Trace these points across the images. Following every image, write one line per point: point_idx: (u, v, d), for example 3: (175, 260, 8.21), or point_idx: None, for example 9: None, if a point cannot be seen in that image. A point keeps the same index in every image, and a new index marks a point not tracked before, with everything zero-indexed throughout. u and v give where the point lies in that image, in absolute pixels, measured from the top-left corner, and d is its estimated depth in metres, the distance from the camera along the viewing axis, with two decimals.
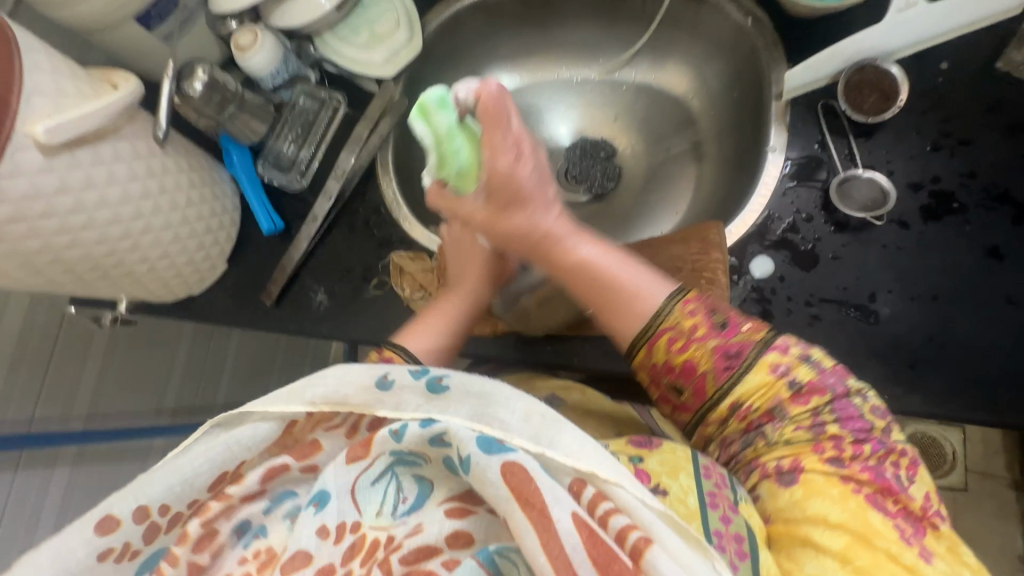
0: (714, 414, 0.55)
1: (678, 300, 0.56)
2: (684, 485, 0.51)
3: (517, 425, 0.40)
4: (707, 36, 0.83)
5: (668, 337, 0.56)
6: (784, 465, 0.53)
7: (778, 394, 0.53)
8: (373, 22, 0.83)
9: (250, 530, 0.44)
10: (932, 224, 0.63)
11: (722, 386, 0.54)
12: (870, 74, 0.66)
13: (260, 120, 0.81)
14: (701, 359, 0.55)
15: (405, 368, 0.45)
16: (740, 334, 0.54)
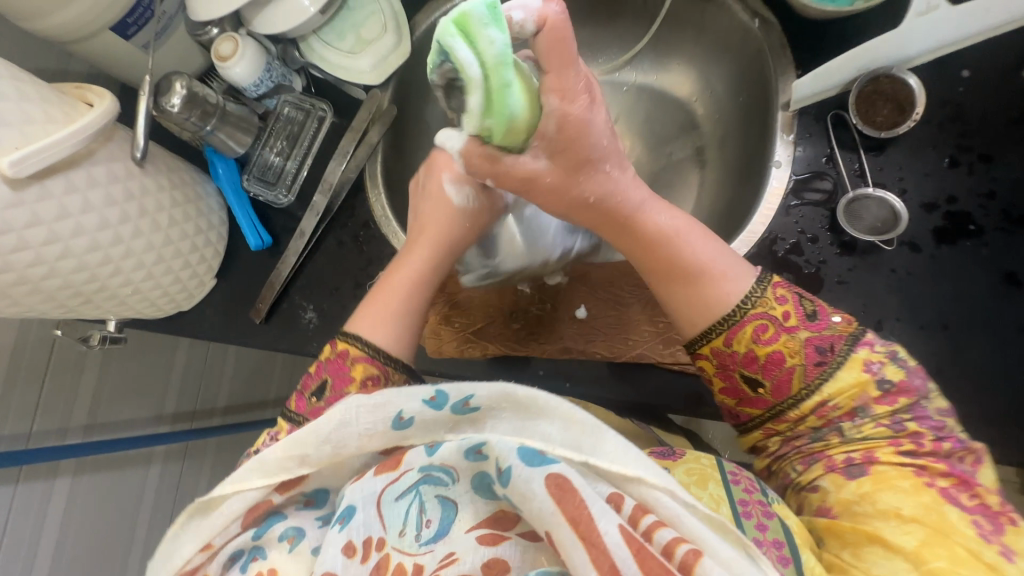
0: (794, 412, 0.54)
1: (768, 284, 0.55)
2: (714, 494, 0.52)
3: (558, 435, 0.41)
4: (712, 36, 0.78)
5: (756, 326, 0.54)
6: (854, 457, 0.51)
7: (863, 392, 0.52)
8: (359, 26, 0.79)
9: (246, 556, 0.45)
10: (945, 247, 0.60)
11: (808, 383, 0.53)
12: (884, 84, 0.62)
13: (244, 131, 0.78)
14: (790, 353, 0.53)
15: (422, 397, 0.43)
16: (831, 329, 0.53)
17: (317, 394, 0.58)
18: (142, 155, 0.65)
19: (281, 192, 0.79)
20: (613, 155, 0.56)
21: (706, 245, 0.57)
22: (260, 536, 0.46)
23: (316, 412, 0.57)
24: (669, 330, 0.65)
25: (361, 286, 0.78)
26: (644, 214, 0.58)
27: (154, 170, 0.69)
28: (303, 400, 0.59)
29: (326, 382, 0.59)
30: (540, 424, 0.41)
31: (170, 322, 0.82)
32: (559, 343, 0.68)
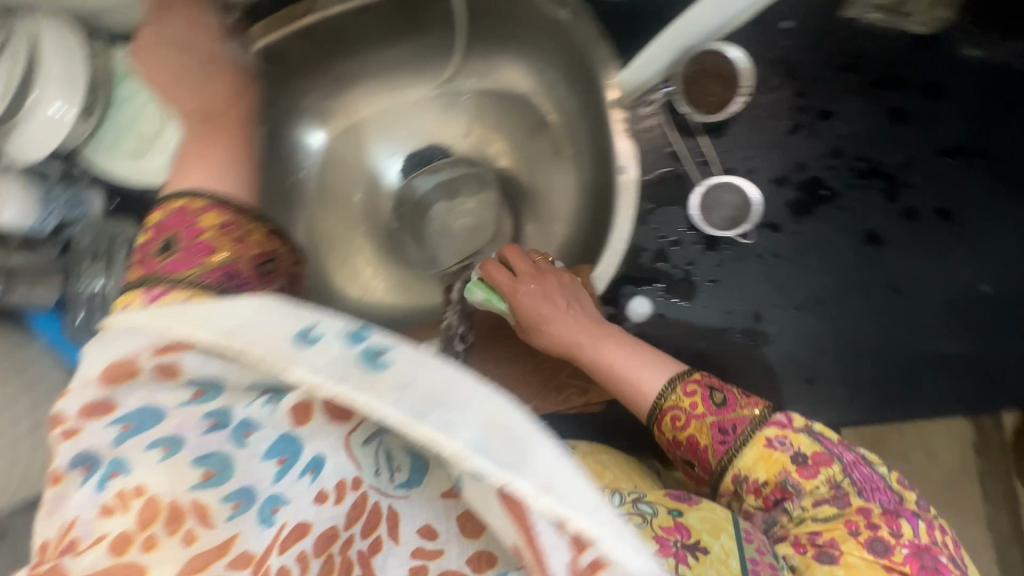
0: (724, 487, 0.50)
1: (678, 383, 0.52)
2: (726, 547, 0.45)
3: (479, 444, 0.25)
4: (533, 29, 0.70)
5: (671, 417, 0.51)
6: (818, 538, 0.45)
7: (785, 467, 0.48)
8: (137, 121, 0.69)
9: (102, 471, 0.30)
10: (805, 220, 0.57)
11: (722, 462, 0.50)
12: (704, 61, 0.57)
13: (43, 279, 0.67)
14: (701, 436, 0.50)
15: (337, 326, 0.29)
16: (736, 411, 0.50)
17: (165, 251, 0.49)
18: None
19: None
20: (556, 314, 0.54)
21: (634, 358, 0.54)
22: (122, 442, 0.31)
23: (170, 265, 0.48)
24: (560, 374, 0.62)
25: None
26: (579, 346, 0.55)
27: None
28: (148, 262, 0.49)
29: (171, 238, 0.50)
30: (445, 419, 0.26)
31: None
32: None
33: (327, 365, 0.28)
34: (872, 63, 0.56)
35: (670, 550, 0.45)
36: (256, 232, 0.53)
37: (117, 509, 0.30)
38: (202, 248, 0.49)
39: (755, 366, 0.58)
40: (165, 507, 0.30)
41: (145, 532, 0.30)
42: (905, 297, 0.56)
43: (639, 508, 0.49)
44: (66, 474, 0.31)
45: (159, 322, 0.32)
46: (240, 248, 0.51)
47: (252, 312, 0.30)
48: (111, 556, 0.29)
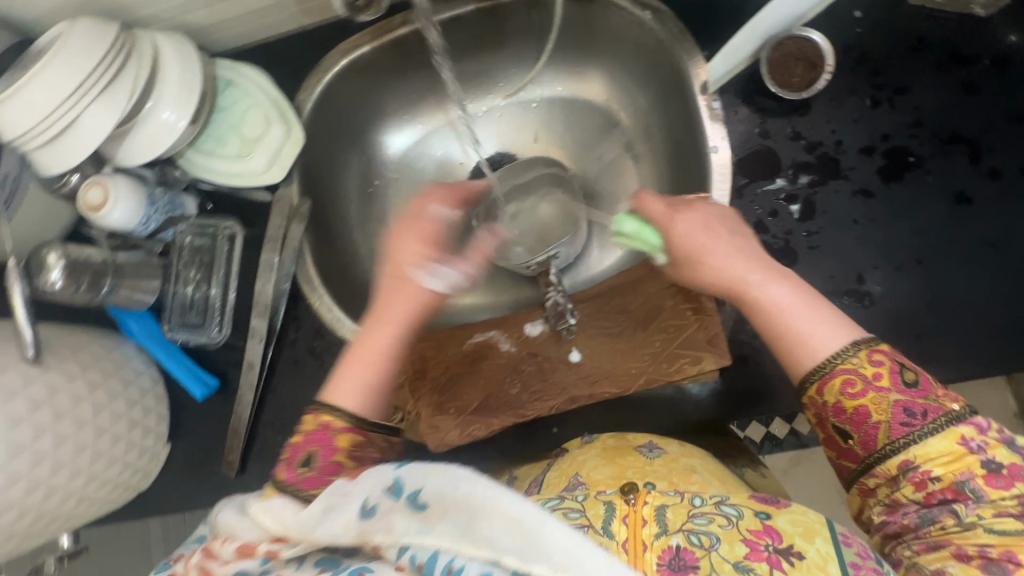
0: (883, 469, 0.45)
1: (863, 349, 0.46)
2: (823, 551, 0.44)
3: (504, 542, 0.33)
4: (606, 35, 0.75)
5: (844, 379, 0.47)
6: (991, 552, 0.41)
7: (969, 468, 0.43)
8: (239, 125, 0.72)
9: None
10: (896, 185, 0.60)
11: (896, 443, 0.45)
12: (790, 46, 0.62)
13: (147, 277, 0.69)
14: (875, 410, 0.45)
15: (382, 482, 0.36)
16: (931, 398, 0.45)
17: (303, 464, 0.48)
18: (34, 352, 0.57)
19: (212, 330, 0.70)
20: (715, 244, 0.54)
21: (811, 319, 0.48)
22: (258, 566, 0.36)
23: (307, 482, 0.45)
24: (669, 347, 0.62)
25: None
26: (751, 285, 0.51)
27: (56, 360, 0.60)
28: (289, 474, 0.47)
29: (310, 454, 0.48)
30: (480, 529, 0.34)
31: (135, 505, 0.73)
32: (563, 394, 0.64)
33: (385, 523, 0.35)
34: (940, 44, 0.61)
35: (762, 556, 0.43)
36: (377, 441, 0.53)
37: None
38: (333, 467, 0.47)
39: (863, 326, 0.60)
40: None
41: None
42: (1002, 252, 0.59)
43: (721, 509, 0.47)
44: None
45: (274, 516, 0.38)
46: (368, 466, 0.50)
47: (322, 501, 0.37)
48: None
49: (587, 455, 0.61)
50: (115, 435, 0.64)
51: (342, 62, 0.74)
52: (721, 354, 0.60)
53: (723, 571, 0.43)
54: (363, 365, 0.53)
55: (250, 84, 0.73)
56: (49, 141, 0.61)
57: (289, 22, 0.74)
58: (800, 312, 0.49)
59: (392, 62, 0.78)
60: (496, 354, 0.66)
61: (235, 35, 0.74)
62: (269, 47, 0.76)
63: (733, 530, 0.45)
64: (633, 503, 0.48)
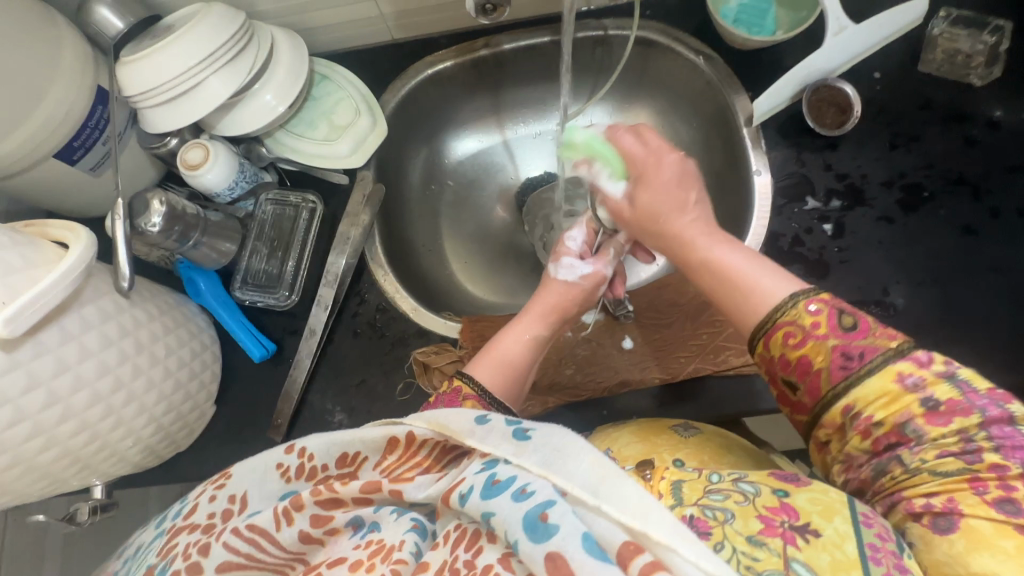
0: (829, 419, 0.46)
1: (802, 300, 0.47)
2: (841, 530, 0.43)
3: (581, 476, 0.41)
4: (658, 76, 0.86)
5: (784, 333, 0.47)
6: (935, 503, 0.42)
7: (907, 408, 0.43)
8: (330, 114, 0.79)
9: (364, 526, 0.46)
10: (912, 215, 0.70)
11: (838, 388, 0.45)
12: (825, 93, 0.74)
13: (226, 239, 0.72)
14: (816, 356, 0.46)
15: (503, 414, 0.48)
16: (869, 337, 0.45)
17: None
18: (128, 285, 0.58)
19: (283, 293, 0.73)
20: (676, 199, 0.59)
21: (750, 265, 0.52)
22: (376, 510, 0.47)
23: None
24: (715, 340, 0.67)
25: (388, 371, 0.72)
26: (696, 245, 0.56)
27: (140, 299, 0.61)
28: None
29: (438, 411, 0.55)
30: (564, 463, 0.42)
31: (169, 467, 0.71)
32: (616, 377, 0.68)
33: (490, 436, 0.46)
34: (946, 106, 0.73)
35: (776, 531, 0.44)
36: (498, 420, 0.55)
37: (365, 550, 0.44)
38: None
39: None
40: (385, 546, 0.43)
41: (371, 561, 0.43)
42: (1006, 277, 0.67)
43: (739, 486, 0.48)
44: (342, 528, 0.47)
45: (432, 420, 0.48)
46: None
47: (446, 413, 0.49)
48: (347, 569, 0.43)
49: (620, 432, 0.63)
50: (177, 382, 0.65)
51: (426, 72, 0.84)
52: None
53: (736, 543, 0.43)
54: (492, 364, 0.59)
55: (343, 80, 0.80)
56: (169, 100, 0.67)
57: (383, 34, 0.83)
58: (741, 258, 0.53)
59: (467, 78, 0.87)
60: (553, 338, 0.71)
61: (334, 39, 0.82)
62: (361, 53, 0.85)
63: (749, 507, 0.45)
64: (649, 479, 0.50)
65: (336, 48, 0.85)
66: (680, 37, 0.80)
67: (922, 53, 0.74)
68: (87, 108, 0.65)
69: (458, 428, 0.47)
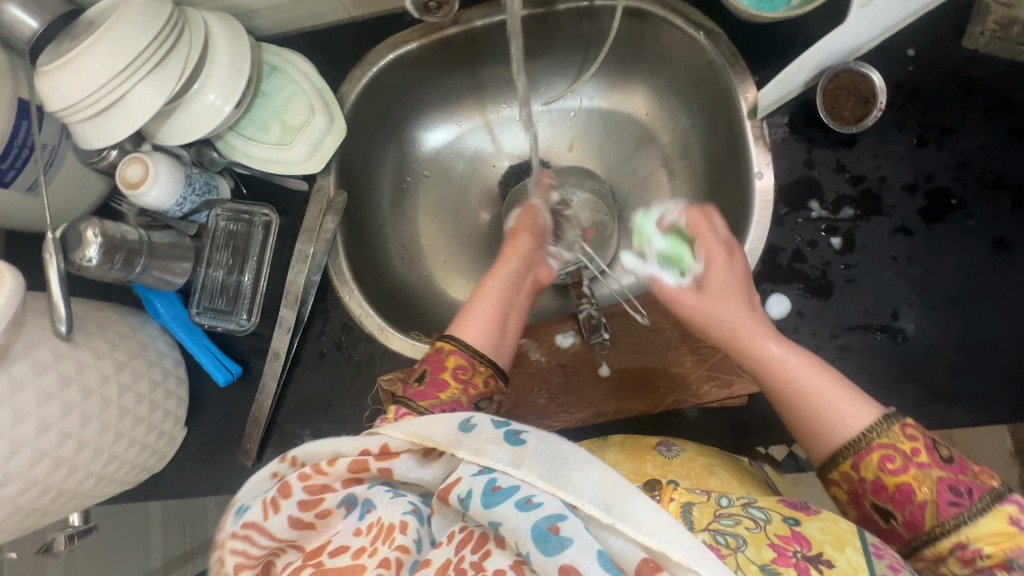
0: (933, 551, 0.43)
1: (893, 423, 0.45)
2: (853, 562, 0.41)
3: (591, 491, 0.38)
4: (654, 52, 0.75)
5: (881, 456, 0.45)
6: None
7: (1017, 546, 0.41)
8: (282, 112, 0.71)
9: (360, 505, 0.41)
10: (936, 226, 0.61)
11: (943, 526, 0.43)
12: (845, 79, 0.62)
13: (178, 259, 0.68)
14: (919, 487, 0.44)
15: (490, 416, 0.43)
16: (970, 474, 0.44)
17: (417, 379, 0.56)
18: (66, 328, 0.55)
19: (242, 317, 0.70)
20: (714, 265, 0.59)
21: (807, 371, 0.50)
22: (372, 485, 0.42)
23: (418, 395, 0.55)
24: (700, 368, 0.62)
25: (358, 396, 0.70)
26: (761, 344, 0.53)
27: (85, 338, 0.58)
28: (406, 386, 0.57)
29: (423, 372, 0.57)
30: (571, 475, 0.39)
31: (143, 490, 0.71)
32: (590, 408, 0.64)
33: (484, 444, 0.41)
34: (991, 88, 0.61)
35: (790, 561, 0.41)
36: (484, 374, 0.57)
37: (368, 535, 0.40)
38: (439, 383, 0.55)
39: (892, 363, 0.60)
40: (387, 527, 0.40)
41: (373, 547, 0.39)
42: None
43: (750, 512, 0.45)
44: (335, 509, 0.41)
45: (416, 431, 0.43)
46: (468, 392, 0.56)
47: (432, 419, 0.44)
48: (351, 557, 0.39)
49: (609, 450, 0.60)
50: (138, 416, 0.63)
51: (389, 56, 0.74)
52: (751, 380, 0.60)
53: (750, 572, 0.40)
54: (468, 320, 0.61)
55: (296, 71, 0.72)
56: (94, 116, 0.60)
57: (336, 12, 0.73)
58: (791, 361, 0.51)
59: (436, 60, 0.77)
60: (525, 363, 0.66)
61: (281, 21, 0.73)
62: (315, 35, 0.76)
63: (762, 533, 0.42)
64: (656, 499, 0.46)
65: (289, 30, 0.75)
66: (677, 7, 0.69)
67: (968, 24, 0.62)
68: (11, 125, 0.59)
69: (447, 440, 0.42)
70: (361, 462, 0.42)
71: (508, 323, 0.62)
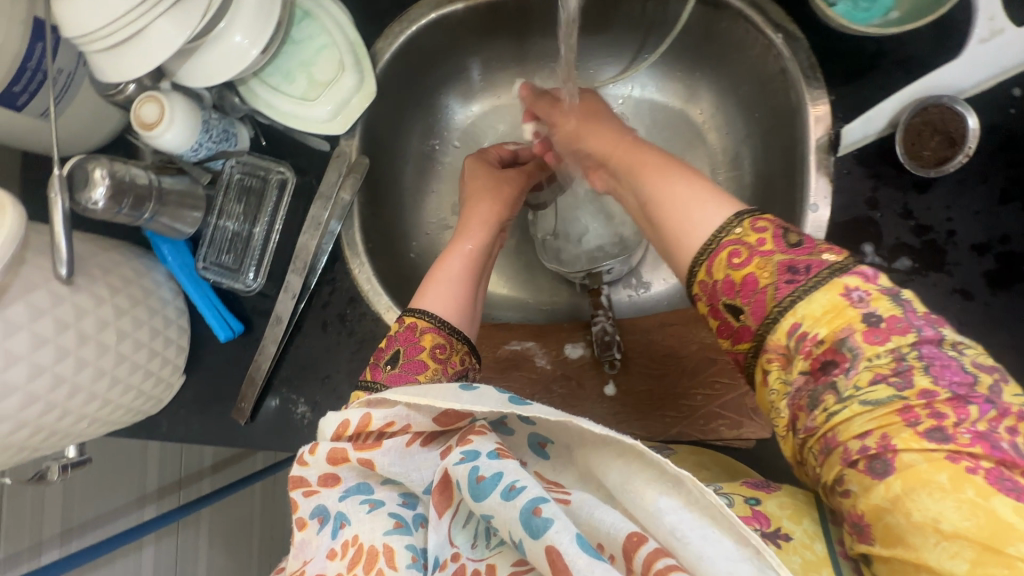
0: (775, 344, 0.37)
1: (738, 226, 0.39)
2: (811, 531, 0.39)
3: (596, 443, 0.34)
4: (722, 47, 0.68)
5: (728, 253, 0.39)
6: (869, 446, 0.33)
7: (849, 325, 0.35)
8: (310, 64, 0.66)
9: (334, 522, 0.39)
10: (1000, 293, 0.55)
11: (781, 307, 0.37)
12: (935, 114, 0.55)
13: (190, 208, 0.66)
14: (761, 274, 0.38)
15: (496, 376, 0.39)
16: (815, 251, 0.37)
17: (390, 361, 0.51)
18: (67, 271, 0.53)
19: (249, 276, 0.68)
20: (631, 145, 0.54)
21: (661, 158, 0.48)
22: (346, 497, 0.40)
23: (391, 380, 0.50)
24: (709, 404, 0.59)
25: (356, 372, 0.68)
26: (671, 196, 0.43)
27: (87, 281, 0.57)
28: (377, 370, 0.52)
29: (397, 352, 0.52)
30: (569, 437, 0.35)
31: (138, 430, 0.72)
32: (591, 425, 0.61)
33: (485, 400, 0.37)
34: None
35: None
36: (461, 352, 0.53)
37: (342, 558, 0.37)
38: (416, 365, 0.50)
39: None
40: (367, 553, 0.37)
41: (351, 574, 0.37)
42: None
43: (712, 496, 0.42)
44: (309, 520, 0.40)
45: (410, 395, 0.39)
46: (448, 372, 0.51)
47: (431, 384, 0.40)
48: None
49: None
50: (135, 363, 0.62)
51: (431, 15, 0.68)
52: (763, 425, 0.57)
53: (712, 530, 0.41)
54: (436, 284, 0.56)
55: (329, 19, 0.66)
56: (111, 47, 0.56)
57: None
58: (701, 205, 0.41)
59: (481, 23, 0.71)
60: (530, 367, 0.64)
61: None
62: None
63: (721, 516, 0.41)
64: None
65: None
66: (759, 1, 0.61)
67: None
68: (24, 46, 0.55)
69: (442, 395, 0.37)
70: (339, 454, 0.40)
71: (473, 291, 0.57)
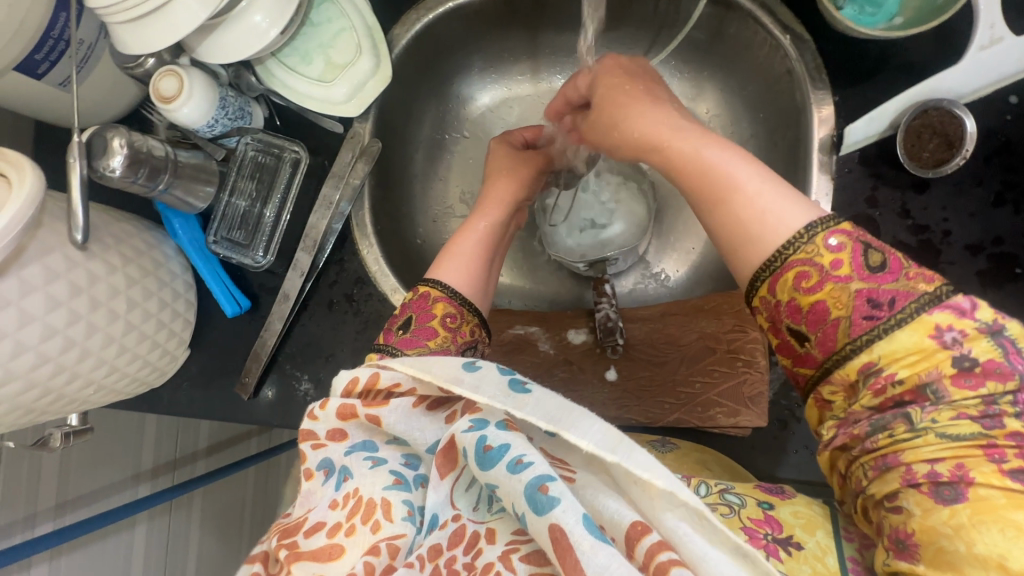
0: (843, 374, 0.38)
1: (818, 235, 0.38)
2: (822, 543, 0.42)
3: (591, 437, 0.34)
4: (733, 46, 0.69)
5: (796, 273, 0.39)
6: (940, 473, 0.35)
7: (936, 368, 0.35)
8: (328, 47, 0.67)
9: (338, 475, 0.40)
10: (992, 291, 0.57)
11: (857, 342, 0.37)
12: (935, 117, 0.56)
13: (203, 182, 0.66)
14: (835, 304, 0.38)
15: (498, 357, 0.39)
16: (900, 280, 0.37)
17: (401, 327, 0.53)
18: (83, 236, 0.54)
19: (258, 252, 0.69)
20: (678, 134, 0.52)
21: (742, 165, 0.42)
22: (352, 452, 0.40)
23: (404, 343, 0.51)
24: (708, 392, 0.61)
25: (361, 351, 0.69)
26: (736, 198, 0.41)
27: (100, 249, 0.58)
28: (389, 335, 0.53)
29: (409, 319, 0.53)
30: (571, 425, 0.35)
31: (141, 403, 0.72)
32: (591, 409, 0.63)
33: (484, 385, 0.37)
34: None
35: (759, 543, 0.42)
36: (471, 323, 0.54)
37: (344, 509, 0.38)
38: (427, 332, 0.52)
39: None
40: (367, 505, 0.38)
41: (351, 524, 0.38)
42: None
43: (725, 498, 0.46)
44: (316, 471, 0.40)
45: (414, 368, 0.39)
46: (456, 341, 0.53)
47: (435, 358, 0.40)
48: (326, 537, 0.37)
49: None
50: (143, 332, 0.62)
51: (448, 5, 0.69)
52: (759, 414, 0.58)
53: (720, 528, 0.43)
54: (452, 259, 0.57)
55: (348, 3, 0.67)
56: (134, 18, 0.56)
57: None
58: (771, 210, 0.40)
59: (496, 15, 0.72)
60: (534, 351, 0.65)
61: None
62: None
63: (735, 518, 0.43)
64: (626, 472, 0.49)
65: None
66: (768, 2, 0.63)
67: None
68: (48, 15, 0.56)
69: (444, 373, 0.38)
70: (349, 411, 0.41)
71: (488, 272, 0.58)
